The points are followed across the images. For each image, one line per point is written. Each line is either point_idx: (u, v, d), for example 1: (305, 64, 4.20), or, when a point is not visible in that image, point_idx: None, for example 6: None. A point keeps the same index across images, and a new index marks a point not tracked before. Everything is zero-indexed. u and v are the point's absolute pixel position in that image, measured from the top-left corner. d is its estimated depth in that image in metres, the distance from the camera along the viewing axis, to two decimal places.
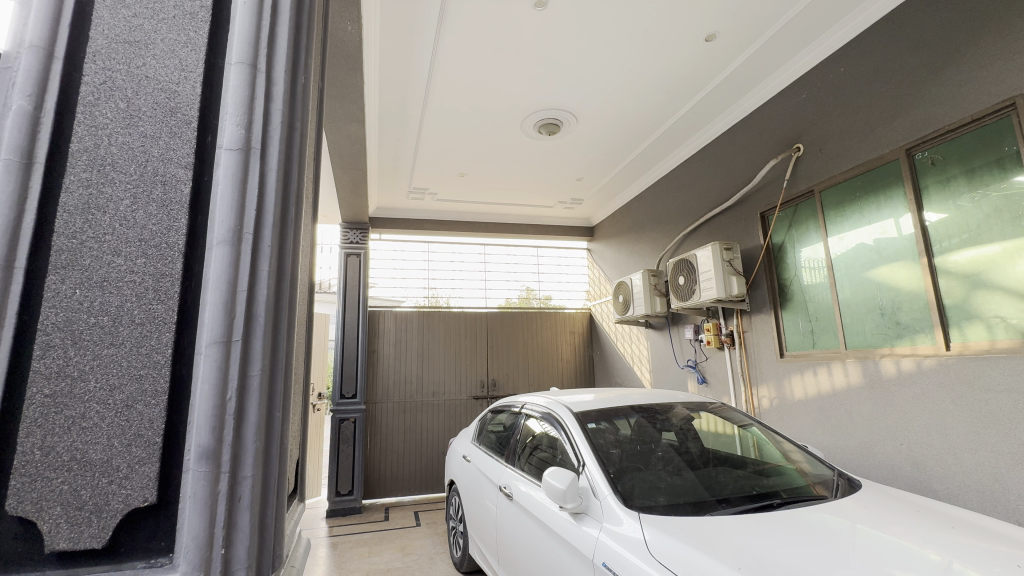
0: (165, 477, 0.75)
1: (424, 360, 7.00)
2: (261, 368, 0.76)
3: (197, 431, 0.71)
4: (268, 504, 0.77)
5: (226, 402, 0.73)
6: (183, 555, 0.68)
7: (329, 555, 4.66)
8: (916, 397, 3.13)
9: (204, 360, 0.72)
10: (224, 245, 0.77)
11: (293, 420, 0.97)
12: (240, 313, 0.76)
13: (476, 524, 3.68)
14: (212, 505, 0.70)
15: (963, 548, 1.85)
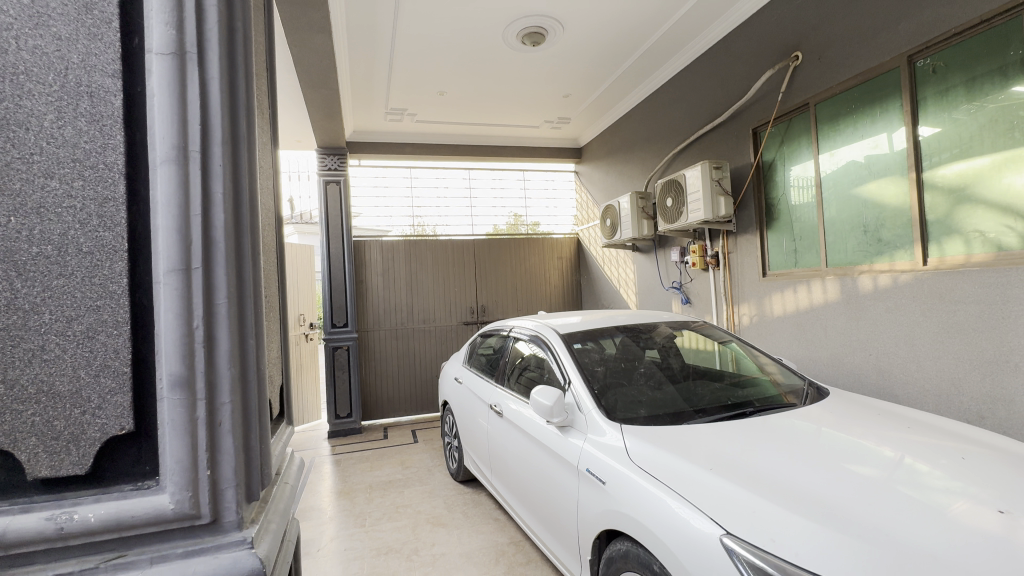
0: (140, 405, 0.74)
1: (413, 288, 7.02)
2: (227, 296, 0.73)
3: (166, 360, 0.69)
4: (250, 426, 0.78)
5: (194, 329, 0.70)
6: (169, 478, 0.69)
7: (334, 471, 4.97)
8: (888, 311, 3.25)
9: (164, 288, 0.69)
10: (169, 165, 0.70)
11: (274, 347, 0.96)
12: (196, 240, 0.71)
13: (469, 439, 3.93)
14: (192, 429, 0.70)
15: (915, 445, 2.01)
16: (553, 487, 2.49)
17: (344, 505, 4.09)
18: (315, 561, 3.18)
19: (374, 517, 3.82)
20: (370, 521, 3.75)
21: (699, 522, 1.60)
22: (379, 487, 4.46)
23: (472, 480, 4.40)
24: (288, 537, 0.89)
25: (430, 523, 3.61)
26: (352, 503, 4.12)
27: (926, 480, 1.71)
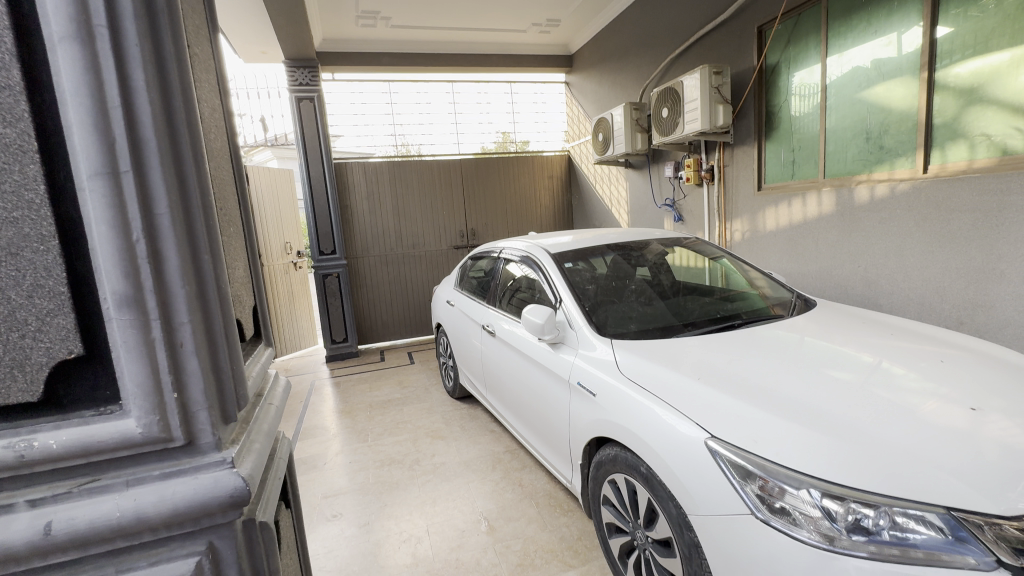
0: (87, 328, 0.64)
1: (400, 213, 6.83)
2: (170, 205, 0.58)
3: (105, 277, 0.55)
4: (218, 344, 0.63)
5: (135, 244, 0.56)
6: (131, 398, 0.56)
7: (334, 393, 5.13)
8: (883, 222, 3.21)
9: (90, 196, 0.54)
10: (70, 43, 0.53)
11: (239, 265, 0.79)
12: (121, 136, 0.55)
13: (464, 359, 4.01)
14: (151, 353, 0.57)
15: (895, 350, 2.07)
16: (546, 399, 2.58)
17: (347, 424, 4.25)
18: (322, 474, 3.36)
19: (376, 433, 3.99)
20: (372, 437, 3.93)
21: (686, 428, 1.67)
22: (379, 406, 4.64)
23: (468, 397, 4.58)
24: (279, 457, 0.88)
25: (429, 437, 3.80)
26: (353, 421, 4.29)
27: (903, 382, 1.77)
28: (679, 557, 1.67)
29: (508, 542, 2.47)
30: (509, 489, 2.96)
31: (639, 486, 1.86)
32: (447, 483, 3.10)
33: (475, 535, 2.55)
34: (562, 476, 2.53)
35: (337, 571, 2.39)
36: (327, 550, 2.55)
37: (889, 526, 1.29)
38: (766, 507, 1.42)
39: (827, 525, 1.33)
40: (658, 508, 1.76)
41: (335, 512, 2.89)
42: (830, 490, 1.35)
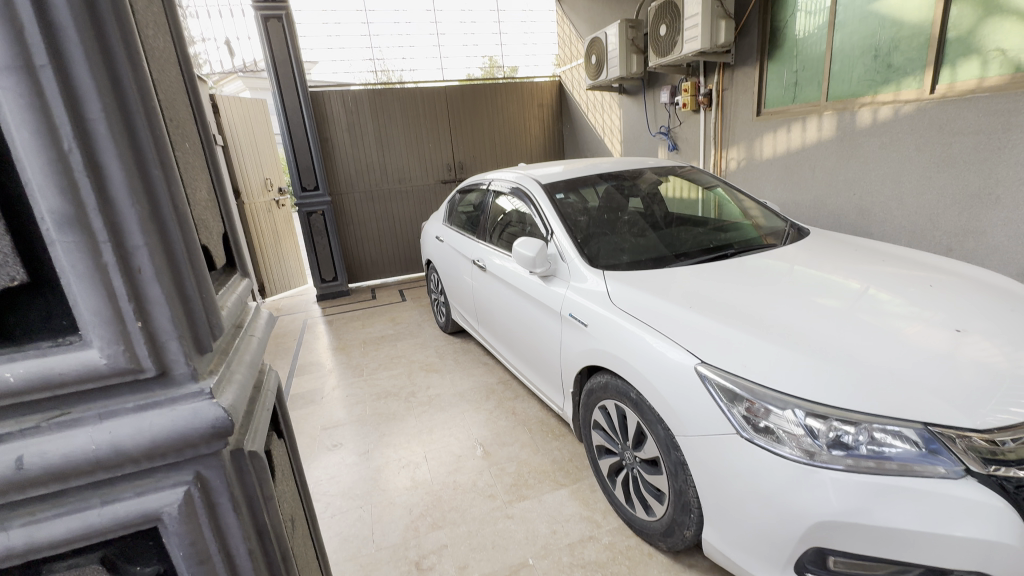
0: (28, 248, 0.53)
1: (384, 146, 6.52)
2: (105, 110, 0.50)
3: (40, 193, 0.48)
4: (183, 271, 0.58)
5: (68, 155, 0.48)
6: (90, 327, 0.52)
7: (327, 331, 5.16)
8: (882, 147, 3.11)
9: (4, 96, 0.46)
10: None
11: (201, 186, 0.72)
12: (30, 21, 0.45)
13: (455, 295, 4.00)
14: (106, 280, 0.51)
15: (885, 277, 2.07)
16: (538, 331, 2.59)
17: (342, 360, 4.31)
18: (321, 408, 3.45)
19: (371, 368, 4.05)
20: (368, 372, 4.00)
21: (676, 356, 1.69)
22: (373, 342, 4.68)
23: (460, 332, 4.63)
24: (267, 388, 0.85)
25: (424, 371, 3.88)
26: (348, 357, 4.35)
27: (889, 307, 1.79)
28: (666, 474, 1.76)
29: (503, 464, 2.59)
30: (503, 417, 3.07)
31: (628, 411, 1.92)
32: (443, 413, 3.20)
33: (471, 460, 2.67)
34: (553, 404, 2.61)
35: (341, 495, 2.51)
36: (330, 476, 2.66)
37: (868, 441, 1.34)
38: (751, 427, 1.47)
39: (809, 441, 1.38)
40: (647, 430, 1.82)
41: (336, 442, 2.99)
42: (814, 410, 1.39)
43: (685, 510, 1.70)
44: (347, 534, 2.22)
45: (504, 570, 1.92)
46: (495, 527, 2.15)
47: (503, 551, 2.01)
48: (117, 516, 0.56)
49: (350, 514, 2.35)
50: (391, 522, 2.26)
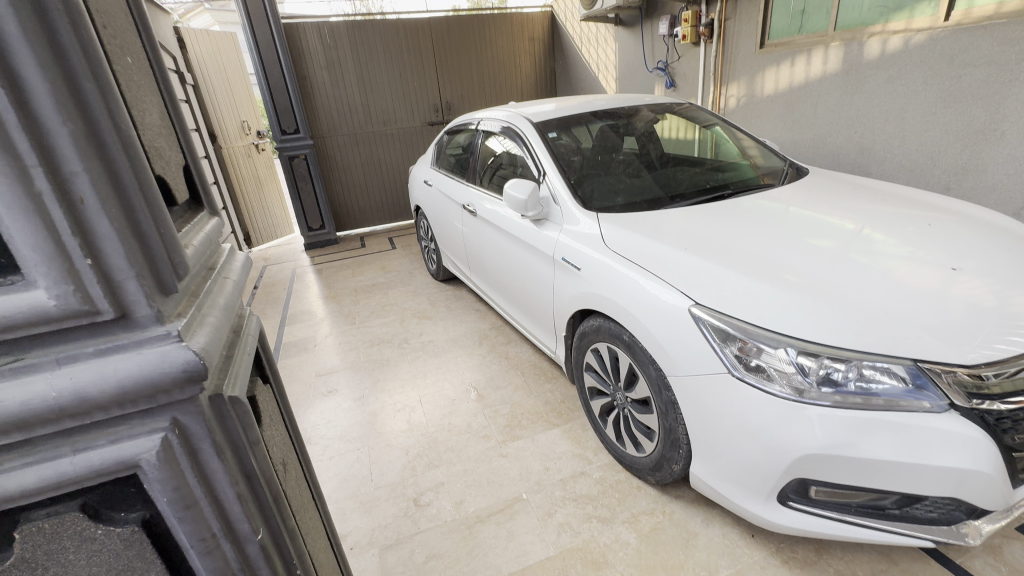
0: None
1: (366, 85, 6.16)
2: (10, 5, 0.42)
3: None
4: (134, 204, 0.52)
5: None
6: (29, 263, 0.46)
7: (317, 280, 5.09)
8: (888, 81, 2.98)
9: None
10: None
11: (151, 110, 0.64)
12: None
13: (446, 241, 3.93)
14: (41, 210, 0.45)
15: (883, 217, 2.03)
16: (530, 276, 2.56)
17: (333, 309, 4.28)
18: (314, 355, 3.46)
19: (363, 316, 4.04)
20: (360, 320, 3.98)
21: (670, 297, 1.67)
22: (364, 290, 4.64)
23: (452, 279, 4.59)
24: (247, 333, 0.81)
25: (416, 318, 3.87)
26: (340, 305, 4.32)
27: (884, 247, 1.76)
28: (656, 413, 1.79)
29: (496, 406, 2.64)
30: (495, 362, 3.11)
31: (621, 353, 1.93)
32: (436, 359, 3.22)
33: (465, 402, 2.72)
34: (546, 348, 2.63)
35: (338, 438, 2.56)
36: (327, 421, 2.70)
37: (856, 378, 1.35)
38: (742, 366, 1.48)
39: (799, 379, 1.39)
40: (639, 371, 1.84)
41: (331, 388, 3.02)
42: (807, 348, 1.40)
43: (674, 446, 1.75)
44: (346, 474, 2.28)
45: (498, 504, 1.99)
46: (490, 464, 2.22)
47: (498, 487, 2.08)
48: (91, 465, 0.53)
49: (348, 456, 2.41)
50: (389, 462, 2.32)
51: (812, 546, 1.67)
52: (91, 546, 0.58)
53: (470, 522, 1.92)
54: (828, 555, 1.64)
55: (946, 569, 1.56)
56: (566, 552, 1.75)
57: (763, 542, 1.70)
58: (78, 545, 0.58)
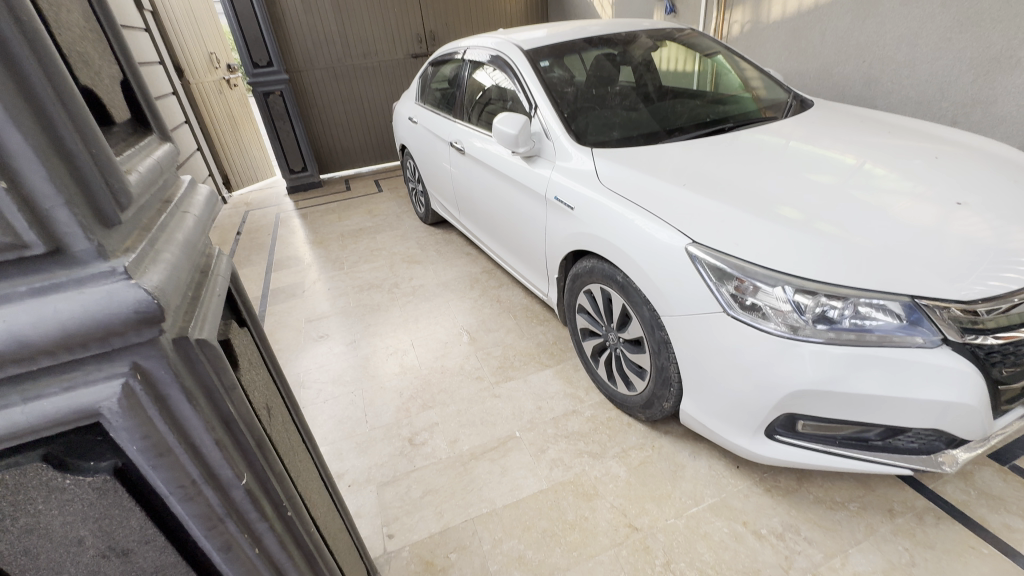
0: None
1: (342, 11, 5.68)
2: None
3: None
4: (54, 118, 0.44)
5: None
6: None
7: (302, 224, 4.95)
8: (904, 3, 2.78)
9: None
10: None
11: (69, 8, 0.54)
12: None
13: (434, 182, 3.78)
14: None
15: (887, 150, 1.95)
16: (521, 217, 2.48)
17: (320, 254, 4.18)
18: (303, 301, 3.41)
19: (351, 261, 3.96)
20: (348, 264, 3.91)
21: (666, 236, 1.61)
22: (351, 235, 4.52)
23: (441, 223, 4.48)
24: (216, 274, 0.75)
25: (406, 262, 3.80)
26: (327, 251, 4.22)
27: (888, 181, 1.70)
28: (648, 352, 1.79)
29: (489, 349, 2.65)
30: (487, 305, 3.08)
31: (614, 294, 1.90)
32: (427, 303, 3.19)
33: (458, 345, 2.72)
34: (538, 291, 2.60)
35: (332, 382, 2.56)
36: (319, 366, 2.70)
37: (851, 315, 1.34)
38: (737, 305, 1.45)
39: (794, 317, 1.38)
40: (632, 311, 1.82)
41: (322, 334, 3.00)
42: (804, 286, 1.37)
43: (666, 384, 1.77)
44: (341, 417, 2.30)
45: (492, 442, 2.03)
46: (484, 404, 2.25)
47: (492, 426, 2.12)
48: (46, 414, 0.49)
49: (342, 399, 2.42)
50: (383, 405, 2.34)
51: (794, 476, 1.74)
52: (62, 496, 0.55)
53: (465, 459, 1.97)
54: (809, 484, 1.71)
55: (919, 494, 1.64)
56: (558, 486, 1.80)
57: (748, 473, 1.76)
58: (47, 495, 0.54)
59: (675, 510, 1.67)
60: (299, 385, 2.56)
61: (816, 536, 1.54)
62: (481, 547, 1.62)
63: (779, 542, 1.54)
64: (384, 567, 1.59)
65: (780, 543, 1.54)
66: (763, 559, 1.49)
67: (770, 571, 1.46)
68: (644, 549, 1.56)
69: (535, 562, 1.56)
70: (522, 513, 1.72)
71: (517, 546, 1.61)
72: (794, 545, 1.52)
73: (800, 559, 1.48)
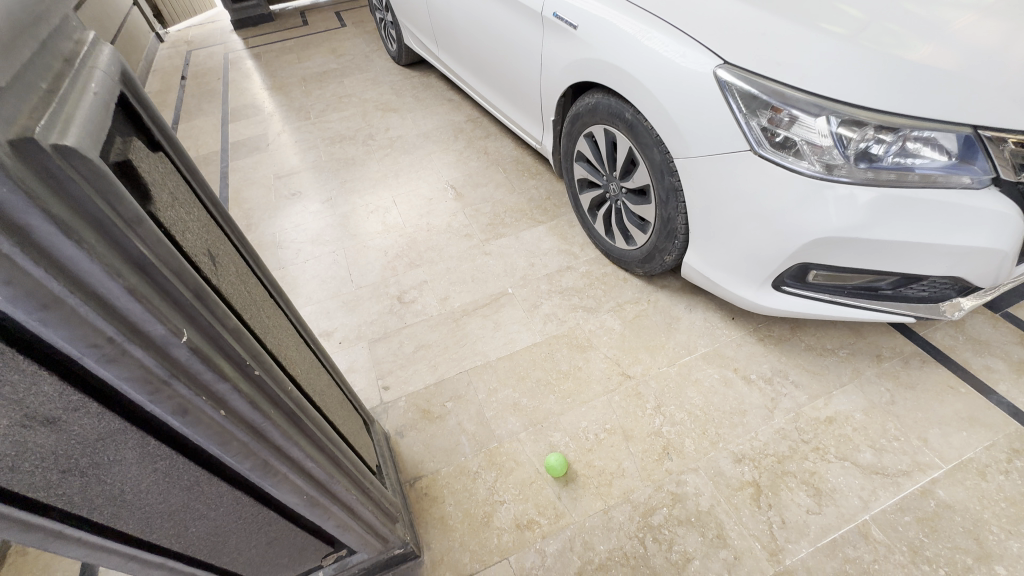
0: None
1: None
2: None
3: None
4: None
5: None
6: None
7: (257, 67, 4.28)
8: None
9: None
10: None
11: None
12: None
13: (405, 10, 3.16)
14: None
15: None
16: (512, 48, 2.09)
17: (281, 101, 3.68)
18: (269, 156, 3.07)
19: (318, 110, 3.49)
20: (315, 113, 3.46)
21: (690, 60, 1.33)
22: (315, 79, 3.93)
23: (417, 64, 3.89)
24: (97, 68, 0.53)
25: (380, 111, 3.37)
26: (288, 98, 3.70)
27: None
28: (654, 203, 1.63)
29: (477, 205, 2.46)
30: (474, 158, 2.80)
31: (620, 136, 1.67)
32: (408, 157, 2.89)
33: (444, 202, 2.52)
34: (530, 140, 2.32)
35: (311, 242, 2.41)
36: (296, 225, 2.51)
37: (896, 152, 1.15)
38: (767, 142, 1.26)
39: (832, 153, 1.19)
40: (639, 156, 1.61)
41: (295, 191, 2.75)
42: (851, 116, 1.15)
43: (670, 237, 1.64)
44: (324, 277, 2.20)
45: (484, 299, 1.97)
46: (474, 262, 2.15)
47: (483, 284, 2.04)
48: None
49: (325, 258, 2.29)
50: (368, 264, 2.23)
51: (788, 326, 1.73)
52: None
53: (457, 316, 1.92)
54: (802, 332, 1.70)
55: (908, 340, 1.65)
56: (553, 339, 1.79)
57: (742, 324, 1.75)
58: None
59: (668, 359, 1.68)
60: (276, 245, 2.40)
61: (803, 380, 1.58)
62: (476, 396, 1.65)
63: (767, 386, 1.58)
64: (382, 416, 1.63)
65: (767, 386, 1.58)
66: (750, 401, 1.54)
67: (756, 411, 1.52)
68: (636, 394, 1.59)
69: (529, 408, 1.60)
70: (516, 365, 1.72)
71: (512, 394, 1.64)
72: (781, 388, 1.56)
73: (785, 400, 1.53)
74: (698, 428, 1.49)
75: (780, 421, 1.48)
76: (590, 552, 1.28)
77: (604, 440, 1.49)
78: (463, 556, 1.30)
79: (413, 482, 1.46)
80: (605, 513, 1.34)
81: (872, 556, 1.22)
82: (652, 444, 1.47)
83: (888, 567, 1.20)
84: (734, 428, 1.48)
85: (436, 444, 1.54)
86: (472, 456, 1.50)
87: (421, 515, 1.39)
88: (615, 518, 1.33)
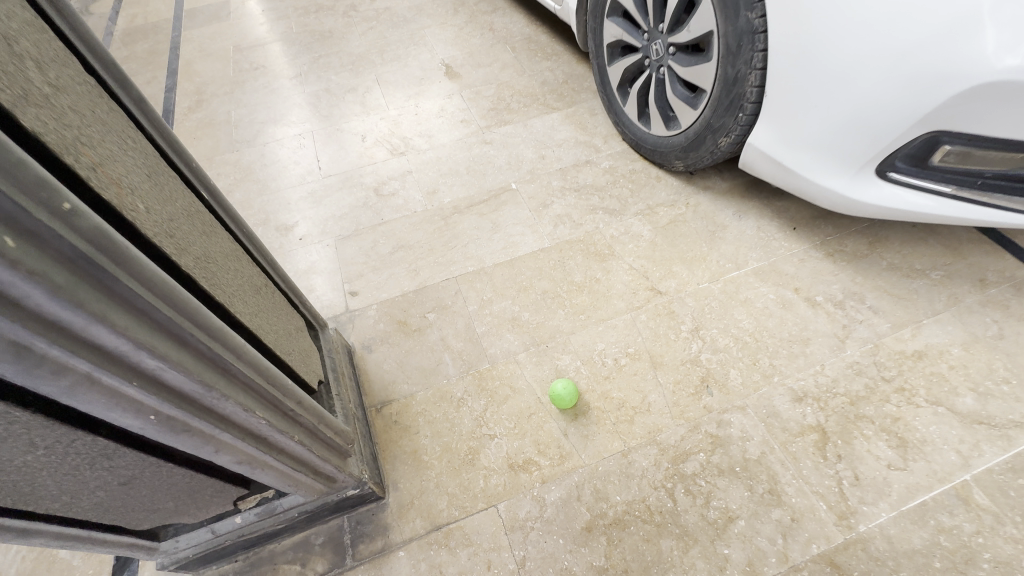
0: None
1: None
2: None
3: None
4: None
5: None
6: None
7: None
8: None
9: None
10: None
11: None
12: None
13: None
14: None
15: None
16: None
17: None
18: (231, 26, 2.54)
19: None
20: None
21: None
22: None
23: None
24: None
25: None
26: None
27: None
28: (715, 59, 1.21)
29: (478, 88, 2.00)
30: (477, 34, 2.29)
31: None
32: (396, 32, 2.37)
33: (438, 83, 2.05)
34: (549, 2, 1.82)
35: (274, 123, 1.97)
36: (258, 104, 2.06)
37: None
38: None
39: None
40: None
41: (258, 65, 2.26)
42: None
43: (731, 108, 1.23)
44: (287, 164, 1.79)
45: (481, 195, 1.58)
46: (470, 152, 1.73)
47: (481, 177, 1.64)
48: None
49: (289, 142, 1.88)
50: (340, 150, 1.81)
51: (865, 240, 1.35)
52: None
53: (446, 213, 1.54)
54: (883, 249, 1.33)
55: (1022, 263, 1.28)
56: (565, 244, 1.42)
57: (806, 236, 1.38)
58: None
59: (710, 273, 1.32)
60: (232, 127, 1.97)
61: (884, 306, 1.23)
62: (465, 308, 1.31)
63: (837, 311, 1.23)
64: (346, 326, 1.30)
65: (837, 311, 1.23)
66: (815, 328, 1.20)
67: (821, 340, 1.18)
68: (668, 313, 1.25)
69: (532, 324, 1.26)
70: (517, 273, 1.37)
71: (510, 307, 1.30)
72: (856, 314, 1.22)
73: (860, 329, 1.20)
74: (747, 357, 1.17)
75: (854, 354, 1.15)
76: (603, 503, 0.99)
77: (625, 367, 1.17)
78: (439, 500, 1.01)
79: (381, 407, 1.15)
80: (624, 457, 1.05)
81: (974, 527, 0.93)
82: (687, 374, 1.15)
83: (996, 541, 0.91)
84: (793, 359, 1.15)
85: (412, 362, 1.22)
86: (457, 379, 1.18)
87: (388, 447, 1.09)
88: (637, 463, 1.04)
